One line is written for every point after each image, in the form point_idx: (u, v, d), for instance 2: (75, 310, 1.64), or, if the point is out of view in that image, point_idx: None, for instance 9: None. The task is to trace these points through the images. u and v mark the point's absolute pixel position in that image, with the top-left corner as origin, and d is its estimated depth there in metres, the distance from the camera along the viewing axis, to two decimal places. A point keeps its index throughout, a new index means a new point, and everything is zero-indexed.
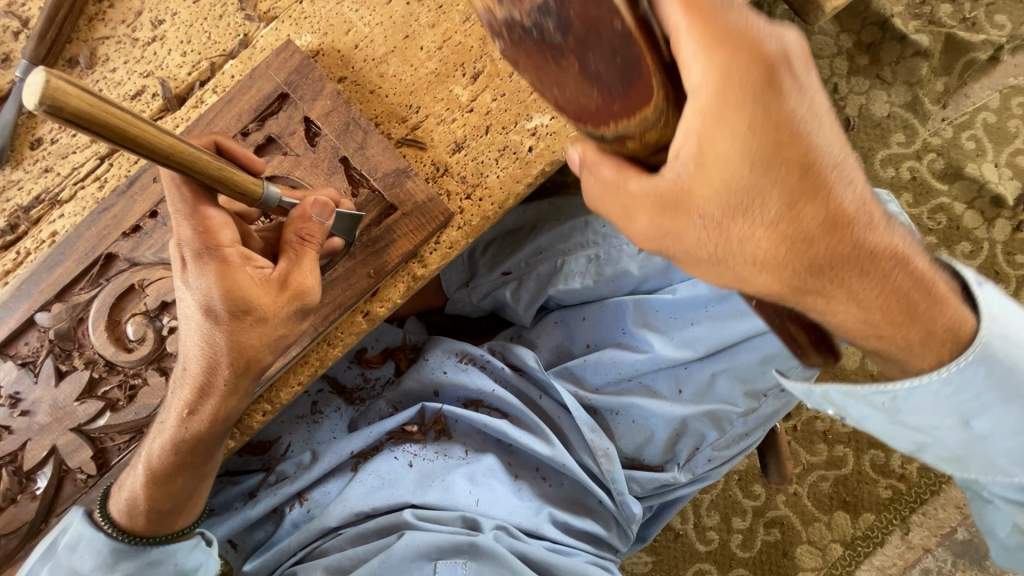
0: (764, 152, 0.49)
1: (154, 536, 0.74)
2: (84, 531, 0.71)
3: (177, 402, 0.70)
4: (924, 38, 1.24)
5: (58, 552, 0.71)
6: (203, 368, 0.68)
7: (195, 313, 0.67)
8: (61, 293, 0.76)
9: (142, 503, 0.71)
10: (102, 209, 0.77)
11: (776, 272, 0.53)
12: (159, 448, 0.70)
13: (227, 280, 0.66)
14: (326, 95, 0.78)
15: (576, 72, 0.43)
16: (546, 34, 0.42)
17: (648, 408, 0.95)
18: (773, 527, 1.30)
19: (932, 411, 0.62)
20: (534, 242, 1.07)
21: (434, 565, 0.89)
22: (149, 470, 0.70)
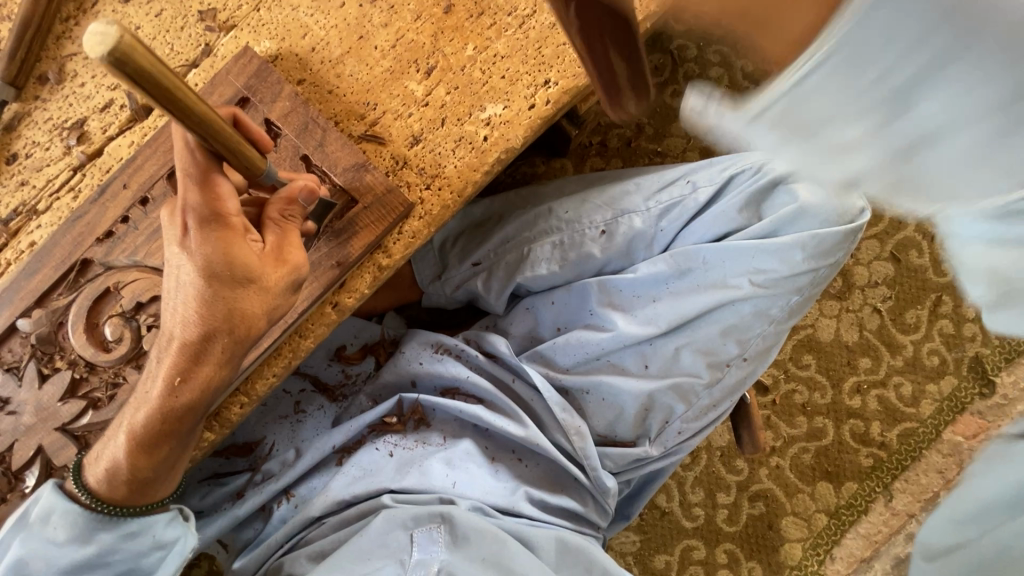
0: None
1: (138, 504, 0.77)
2: (58, 501, 0.75)
3: (161, 374, 0.72)
4: None
5: (30, 524, 0.75)
6: (191, 336, 0.71)
7: (195, 279, 0.70)
8: (41, 299, 0.80)
9: (122, 470, 0.74)
10: (76, 217, 0.81)
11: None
12: (142, 417, 0.72)
13: (235, 248, 0.70)
14: (284, 98, 0.82)
15: None
16: None
17: (617, 385, 0.98)
18: (757, 500, 1.32)
19: (823, 114, 0.40)
20: (502, 232, 1.09)
21: (409, 534, 0.91)
22: (131, 438, 0.72)
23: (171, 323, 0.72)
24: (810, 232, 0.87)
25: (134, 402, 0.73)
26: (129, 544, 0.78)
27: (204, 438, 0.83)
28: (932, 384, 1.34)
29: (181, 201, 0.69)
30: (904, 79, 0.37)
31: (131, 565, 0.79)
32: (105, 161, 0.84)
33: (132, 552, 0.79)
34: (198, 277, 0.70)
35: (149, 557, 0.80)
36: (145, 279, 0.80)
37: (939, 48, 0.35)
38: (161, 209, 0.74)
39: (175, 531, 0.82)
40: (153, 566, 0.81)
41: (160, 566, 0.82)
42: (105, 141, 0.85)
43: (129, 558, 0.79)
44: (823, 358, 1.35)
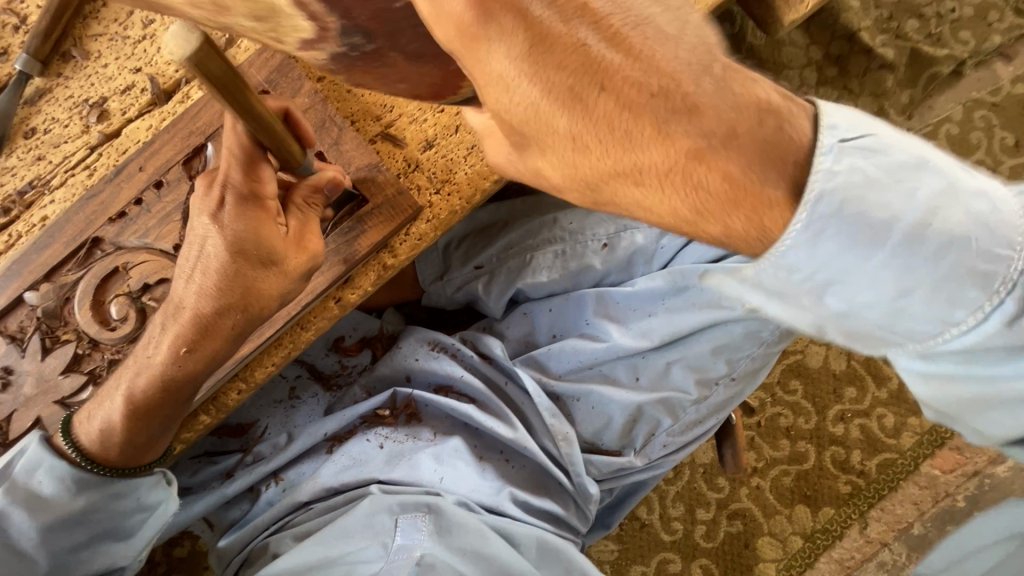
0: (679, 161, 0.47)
1: (128, 466, 0.79)
2: (42, 458, 0.76)
3: (164, 349, 0.74)
4: (890, 52, 1.40)
5: (16, 474, 0.76)
6: (198, 314, 0.73)
7: (217, 252, 0.72)
8: (49, 274, 0.81)
9: (117, 430, 0.76)
10: (90, 196, 0.82)
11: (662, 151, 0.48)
12: (143, 384, 0.74)
13: (263, 226, 0.72)
14: (304, 94, 0.83)
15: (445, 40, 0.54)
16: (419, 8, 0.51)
17: (607, 394, 0.99)
18: (735, 518, 1.34)
19: None
20: (505, 238, 1.12)
21: (395, 519, 0.93)
22: (129, 400, 0.75)
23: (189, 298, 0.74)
24: None
25: (134, 367, 0.75)
26: (114, 504, 0.80)
27: (201, 420, 0.85)
28: (914, 417, 1.37)
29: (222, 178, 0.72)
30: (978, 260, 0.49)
31: (112, 525, 0.80)
32: (122, 142, 0.86)
33: (114, 511, 0.80)
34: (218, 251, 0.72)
35: (130, 518, 0.81)
36: (154, 261, 0.81)
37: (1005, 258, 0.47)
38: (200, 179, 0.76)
39: (162, 492, 0.84)
40: (133, 530, 0.82)
41: (141, 527, 0.83)
42: (123, 122, 0.86)
43: (111, 517, 0.80)
44: (810, 384, 1.38)
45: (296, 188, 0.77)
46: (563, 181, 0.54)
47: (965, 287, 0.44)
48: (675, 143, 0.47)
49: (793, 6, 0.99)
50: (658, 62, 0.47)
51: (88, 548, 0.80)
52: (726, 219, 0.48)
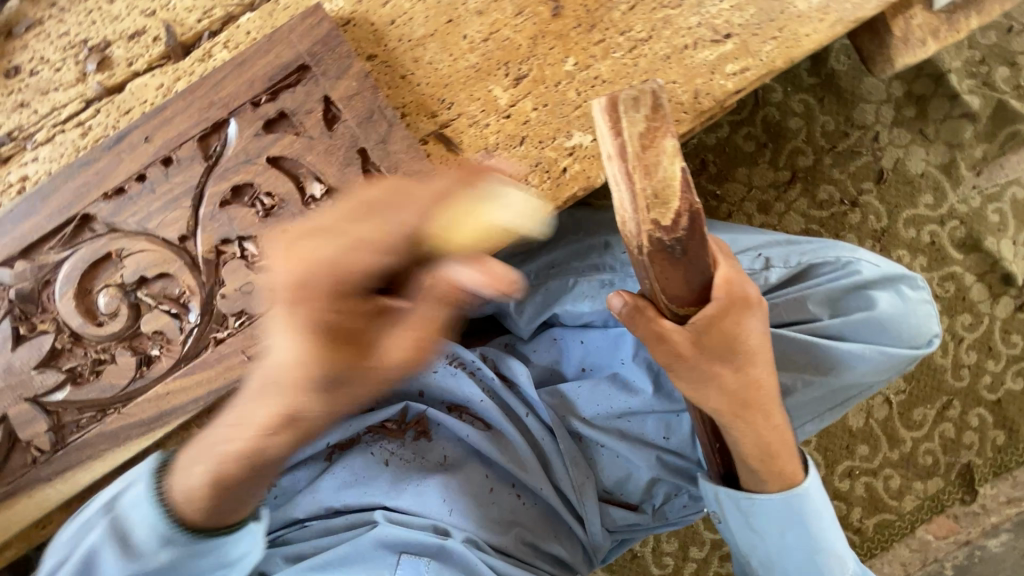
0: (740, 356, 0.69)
1: (213, 527, 0.63)
2: (142, 494, 0.63)
3: (247, 421, 0.57)
4: (975, 100, 1.31)
5: (116, 507, 0.65)
6: (295, 397, 0.55)
7: (286, 284, 0.54)
8: (27, 250, 0.68)
9: (202, 498, 0.61)
10: (83, 162, 0.68)
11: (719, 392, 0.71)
12: (230, 455, 0.58)
13: (368, 244, 0.55)
14: (352, 76, 0.70)
15: (681, 272, 0.62)
16: (672, 250, 0.60)
17: (633, 448, 0.93)
18: (727, 561, 1.31)
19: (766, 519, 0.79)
20: (548, 255, 1.02)
21: (397, 556, 0.86)
22: (217, 475, 0.59)
23: (264, 374, 0.58)
24: (877, 346, 0.80)
25: (227, 425, 0.59)
26: (199, 561, 0.65)
27: (192, 433, 0.75)
28: (919, 482, 1.35)
29: (299, 224, 0.62)
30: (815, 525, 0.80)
31: None
32: (125, 100, 0.72)
33: (197, 568, 0.65)
34: (293, 289, 0.54)
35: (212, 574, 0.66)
36: (154, 252, 0.69)
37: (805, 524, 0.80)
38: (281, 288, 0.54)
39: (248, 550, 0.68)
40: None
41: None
42: (128, 76, 0.72)
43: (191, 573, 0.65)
44: (824, 436, 1.34)
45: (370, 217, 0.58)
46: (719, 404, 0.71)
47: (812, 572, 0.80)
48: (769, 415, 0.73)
49: (912, 47, 0.87)
50: (739, 346, 0.69)
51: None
52: (768, 468, 0.75)
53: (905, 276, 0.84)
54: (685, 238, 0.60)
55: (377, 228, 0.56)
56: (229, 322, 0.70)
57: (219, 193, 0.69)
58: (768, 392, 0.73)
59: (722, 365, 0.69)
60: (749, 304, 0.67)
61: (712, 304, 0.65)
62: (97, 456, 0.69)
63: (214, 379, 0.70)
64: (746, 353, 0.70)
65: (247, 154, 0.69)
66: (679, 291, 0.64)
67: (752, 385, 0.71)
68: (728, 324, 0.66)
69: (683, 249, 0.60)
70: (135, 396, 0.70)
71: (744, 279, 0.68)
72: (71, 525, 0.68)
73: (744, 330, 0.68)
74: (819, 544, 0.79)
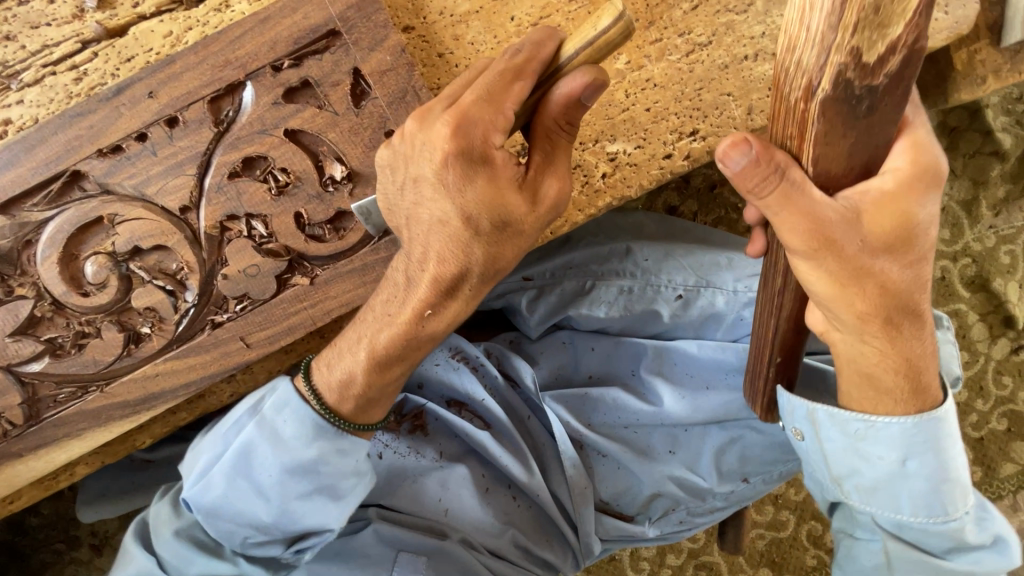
0: (902, 245, 0.53)
1: (357, 421, 0.68)
2: (291, 399, 0.66)
3: (410, 295, 0.60)
4: (1007, 138, 1.18)
5: (263, 412, 0.67)
6: (457, 252, 0.57)
7: (443, 134, 0.53)
8: (6, 204, 0.61)
9: (360, 386, 0.65)
10: (75, 114, 0.61)
11: (856, 302, 0.54)
12: (387, 339, 0.62)
13: (497, 81, 0.53)
14: (387, 48, 0.63)
15: (841, 138, 0.47)
16: (850, 91, 0.44)
17: (639, 463, 0.92)
18: (700, 570, 1.30)
19: (883, 442, 0.61)
20: (567, 254, 0.98)
21: (395, 553, 0.86)
22: (374, 358, 0.63)
23: (418, 232, 0.58)
24: None
25: (372, 317, 0.62)
26: (341, 460, 0.68)
27: (178, 415, 0.73)
28: None
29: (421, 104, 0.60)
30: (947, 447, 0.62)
31: (331, 482, 0.68)
32: (128, 46, 0.64)
33: (336, 471, 0.68)
34: (451, 144, 0.53)
35: (348, 481, 0.69)
36: (150, 221, 0.63)
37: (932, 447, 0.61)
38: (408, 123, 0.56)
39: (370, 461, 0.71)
40: (348, 491, 0.70)
41: (353, 493, 0.70)
42: (133, 18, 0.64)
43: (331, 474, 0.68)
44: None
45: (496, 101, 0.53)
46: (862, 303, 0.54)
47: (931, 505, 0.62)
48: (915, 325, 0.58)
49: (971, 84, 0.82)
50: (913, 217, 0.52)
51: (299, 508, 0.68)
52: (897, 382, 0.59)
53: (933, 316, 0.83)
54: (884, 86, 0.44)
55: (503, 65, 0.54)
56: (229, 306, 0.65)
57: (228, 163, 0.63)
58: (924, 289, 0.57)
59: (890, 248, 0.52)
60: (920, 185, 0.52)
61: (882, 179, 0.51)
62: (75, 436, 0.66)
63: (209, 365, 0.66)
64: (913, 243, 0.53)
65: (263, 124, 0.63)
66: (833, 168, 0.50)
67: (913, 281, 0.55)
68: (894, 205, 0.51)
69: (873, 104, 0.45)
70: (119, 376, 0.65)
71: (929, 153, 0.52)
72: (211, 434, 0.71)
73: (912, 216, 0.52)
74: (948, 472, 0.61)
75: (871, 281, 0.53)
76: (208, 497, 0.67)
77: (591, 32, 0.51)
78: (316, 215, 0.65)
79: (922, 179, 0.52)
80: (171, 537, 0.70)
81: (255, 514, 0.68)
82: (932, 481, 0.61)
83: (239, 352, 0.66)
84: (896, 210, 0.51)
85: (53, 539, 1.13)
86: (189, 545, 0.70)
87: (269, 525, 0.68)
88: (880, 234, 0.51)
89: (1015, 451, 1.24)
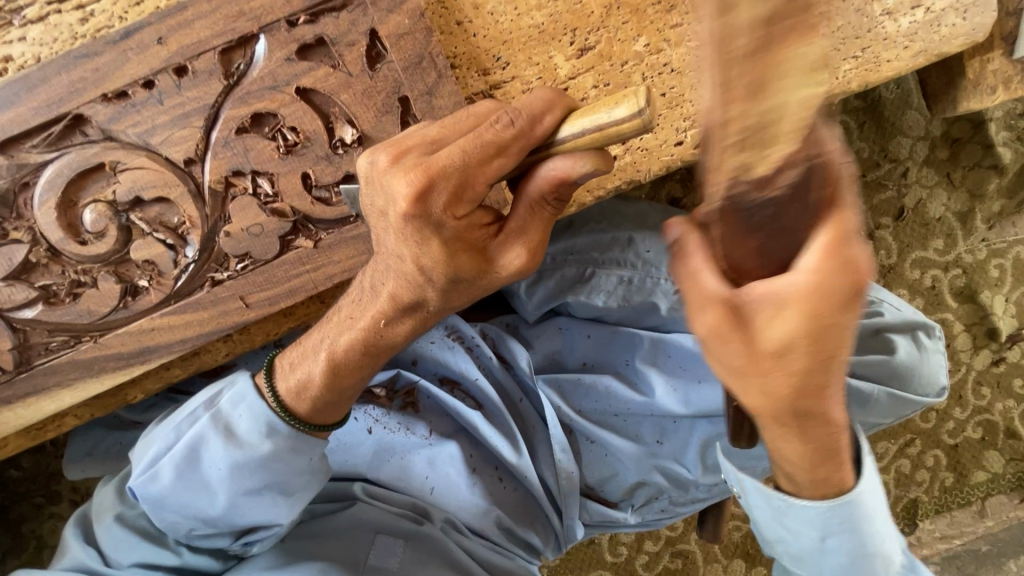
0: (817, 364, 0.44)
1: (313, 422, 0.72)
2: (248, 394, 0.71)
3: (370, 305, 0.62)
4: (1007, 154, 1.19)
5: (219, 405, 0.72)
6: (415, 286, 0.57)
7: (403, 194, 0.50)
8: (4, 145, 0.60)
9: (315, 389, 0.69)
10: (80, 55, 0.59)
11: (768, 409, 0.48)
12: (348, 343, 0.65)
13: (473, 151, 0.49)
14: (406, 12, 0.61)
15: (749, 241, 0.41)
16: (755, 215, 0.39)
17: (625, 452, 0.94)
18: (677, 558, 1.33)
19: (805, 521, 0.64)
20: (570, 240, 0.99)
21: (372, 536, 0.87)
22: (331, 362, 0.66)
23: (381, 258, 0.58)
24: (889, 389, 0.81)
25: (333, 325, 0.66)
26: (292, 459, 0.72)
27: (171, 370, 0.72)
28: None
29: (402, 134, 0.55)
30: (871, 526, 0.64)
31: (284, 479, 0.72)
32: None
33: (290, 468, 0.72)
34: (409, 207, 0.50)
35: (300, 478, 0.73)
36: (154, 172, 0.61)
37: (854, 528, 0.63)
38: (383, 159, 0.52)
39: (323, 461, 0.75)
40: (298, 488, 0.74)
41: (302, 491, 0.75)
42: None
43: (284, 471, 0.72)
44: None
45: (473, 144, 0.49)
46: (765, 406, 0.48)
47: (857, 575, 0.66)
48: (835, 427, 0.54)
49: (980, 94, 0.83)
50: (838, 336, 0.43)
51: (245, 502, 0.72)
52: (814, 474, 0.59)
53: (925, 325, 0.85)
54: (782, 199, 0.38)
55: (487, 134, 0.49)
56: (230, 264, 0.64)
57: (236, 118, 0.62)
58: (834, 400, 0.49)
59: (782, 357, 0.44)
60: (856, 301, 0.42)
61: (784, 282, 0.41)
62: (66, 385, 0.65)
63: (208, 321, 0.65)
64: (830, 358, 0.44)
65: (274, 80, 0.61)
66: (742, 258, 0.42)
67: (819, 392, 0.47)
68: (798, 315, 0.42)
69: (776, 212, 0.39)
70: (114, 328, 0.64)
71: (853, 245, 0.41)
72: (163, 424, 0.74)
73: (835, 330, 0.43)
74: (869, 545, 0.64)
75: (788, 400, 0.47)
76: (154, 486, 0.71)
77: (603, 117, 0.44)
78: (325, 177, 0.64)
79: (833, 280, 0.41)
80: (114, 522, 0.75)
81: (202, 506, 0.72)
82: (857, 554, 0.64)
83: (237, 312, 0.65)
84: (822, 314, 0.42)
85: (33, 493, 1.12)
86: (134, 531, 0.75)
87: (215, 518, 0.73)
88: (776, 340, 0.43)
89: (986, 459, 1.27)
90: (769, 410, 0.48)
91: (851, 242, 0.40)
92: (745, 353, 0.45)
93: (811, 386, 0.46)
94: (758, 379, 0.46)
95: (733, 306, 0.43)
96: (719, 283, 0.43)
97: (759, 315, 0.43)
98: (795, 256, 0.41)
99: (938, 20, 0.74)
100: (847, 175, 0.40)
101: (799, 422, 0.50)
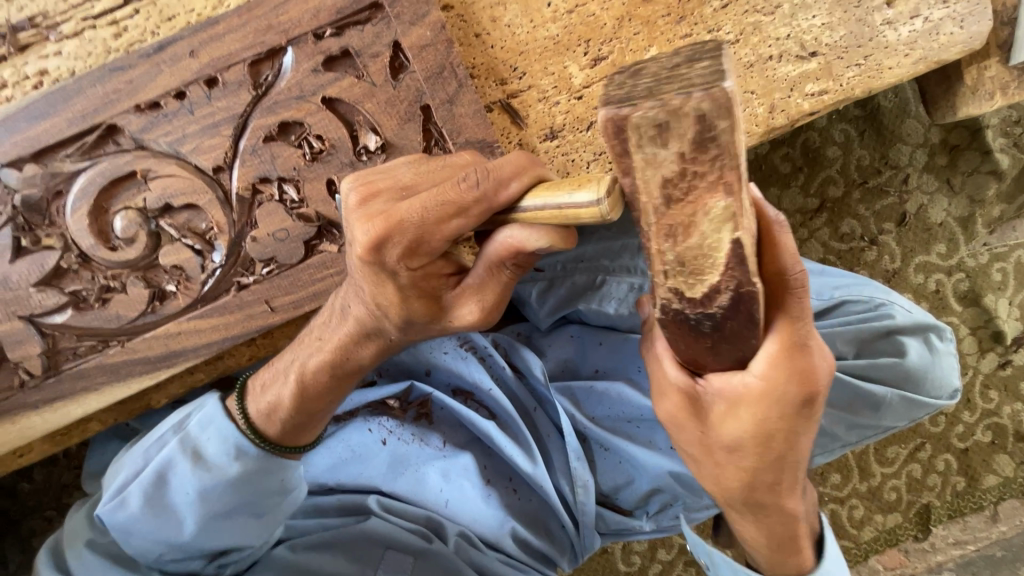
0: (768, 456, 0.51)
1: (283, 444, 0.72)
2: (216, 417, 0.71)
3: (336, 330, 0.63)
4: (1004, 160, 1.21)
5: (188, 427, 0.72)
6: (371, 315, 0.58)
7: (360, 241, 0.51)
8: (39, 155, 0.62)
9: (284, 411, 0.69)
10: (115, 68, 0.61)
11: (726, 488, 0.55)
12: (315, 363, 0.65)
13: (434, 208, 0.49)
14: (428, 24, 0.64)
15: (703, 346, 0.45)
16: (699, 324, 0.42)
17: (639, 459, 0.92)
18: (691, 566, 1.32)
19: None
20: (580, 247, 0.99)
21: (385, 551, 0.87)
22: (310, 382, 0.66)
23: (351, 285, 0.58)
24: (901, 392, 0.82)
25: (302, 344, 0.65)
26: (265, 478, 0.72)
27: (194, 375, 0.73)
28: (880, 515, 1.26)
29: (377, 171, 0.56)
30: None
31: (257, 499, 0.73)
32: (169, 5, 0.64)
33: (259, 489, 0.72)
34: (364, 254, 0.51)
35: (270, 499, 0.74)
36: (184, 178, 0.63)
37: None
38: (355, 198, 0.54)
39: (296, 479, 0.76)
40: (268, 508, 0.75)
41: (276, 509, 0.75)
42: None
43: (254, 493, 0.72)
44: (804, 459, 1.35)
45: (433, 197, 0.49)
46: (724, 485, 0.55)
47: None
48: (795, 509, 0.59)
49: (979, 100, 0.86)
50: (791, 438, 0.49)
51: (217, 524, 0.73)
52: (772, 556, 0.64)
53: (936, 326, 0.86)
54: (721, 315, 0.41)
55: (450, 193, 0.49)
56: (256, 269, 0.66)
57: (264, 127, 0.64)
58: (789, 491, 0.56)
59: (737, 448, 0.50)
60: (810, 409, 0.48)
61: (735, 381, 0.46)
62: (93, 390, 0.66)
63: (233, 326, 0.66)
64: (781, 457, 0.51)
65: (300, 90, 0.64)
66: (697, 358, 0.46)
67: (772, 484, 0.54)
68: (750, 413, 0.47)
69: (717, 325, 0.42)
70: (142, 332, 0.66)
71: (803, 356, 0.45)
72: (132, 450, 0.75)
73: (783, 430, 0.49)
74: None
75: (744, 482, 0.53)
76: (123, 512, 0.70)
77: (564, 199, 0.42)
78: None
79: (782, 388, 0.45)
80: (85, 548, 0.73)
81: (171, 532, 0.71)
82: None
83: (261, 316, 0.66)
84: (772, 416, 0.47)
85: (45, 506, 1.11)
86: (104, 558, 0.73)
87: (184, 543, 0.72)
88: (731, 435, 0.49)
89: (996, 463, 1.27)
90: (725, 495, 0.56)
91: (799, 355, 0.45)
92: (700, 438, 0.51)
93: (763, 474, 0.53)
94: (718, 463, 0.53)
95: (688, 396, 0.49)
96: (679, 373, 0.49)
97: (715, 405, 0.48)
98: (750, 360, 0.45)
99: (937, 29, 0.77)
100: (795, 292, 0.43)
101: (756, 503, 0.56)
